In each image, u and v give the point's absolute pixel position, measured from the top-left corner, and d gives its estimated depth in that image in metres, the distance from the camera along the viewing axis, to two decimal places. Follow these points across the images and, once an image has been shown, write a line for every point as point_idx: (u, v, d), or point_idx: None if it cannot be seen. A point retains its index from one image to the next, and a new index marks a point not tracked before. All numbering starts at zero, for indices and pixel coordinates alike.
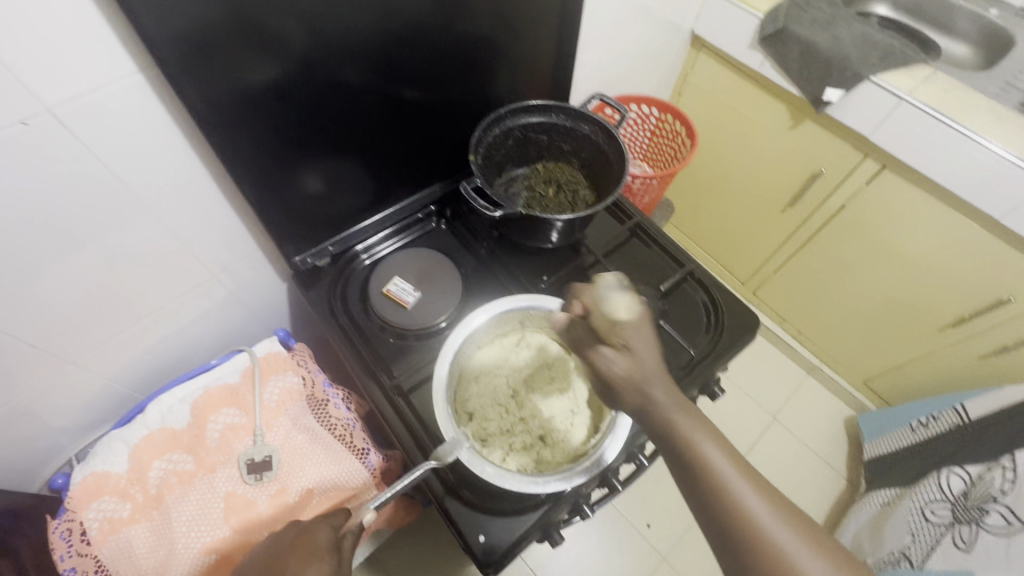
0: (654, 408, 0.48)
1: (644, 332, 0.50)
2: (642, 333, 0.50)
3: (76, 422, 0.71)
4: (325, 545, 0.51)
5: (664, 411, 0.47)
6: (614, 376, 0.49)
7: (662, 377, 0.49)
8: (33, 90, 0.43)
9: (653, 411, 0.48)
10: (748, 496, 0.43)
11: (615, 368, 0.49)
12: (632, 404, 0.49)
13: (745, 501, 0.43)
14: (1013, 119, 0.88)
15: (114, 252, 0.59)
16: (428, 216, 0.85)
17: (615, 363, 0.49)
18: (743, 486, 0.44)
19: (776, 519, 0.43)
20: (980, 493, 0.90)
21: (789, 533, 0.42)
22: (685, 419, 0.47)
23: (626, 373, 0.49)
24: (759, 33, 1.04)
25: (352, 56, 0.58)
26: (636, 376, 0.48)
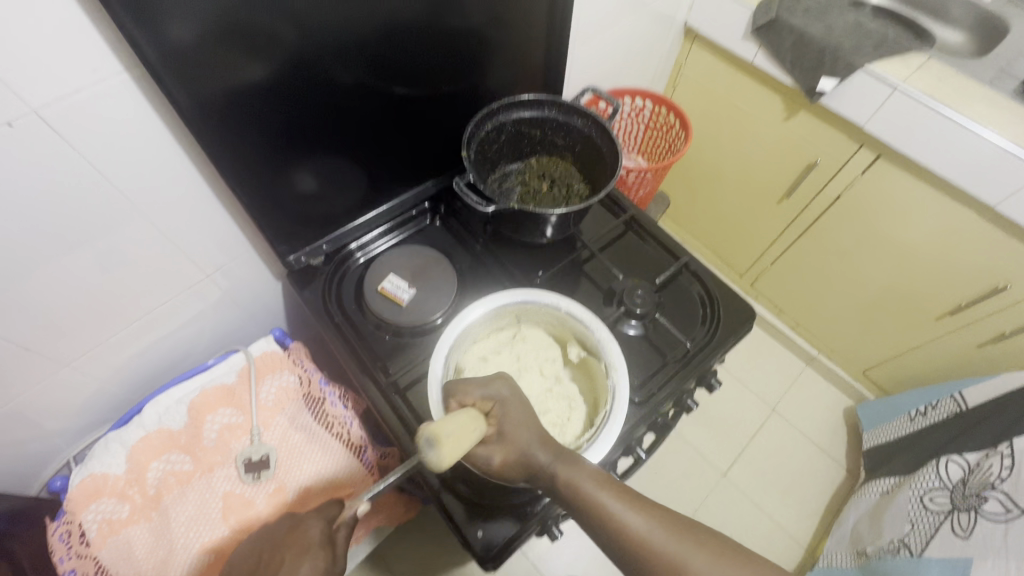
0: (540, 472, 0.51)
1: (511, 409, 0.53)
2: (514, 419, 0.53)
3: (72, 425, 0.71)
4: (318, 540, 0.52)
5: (548, 469, 0.51)
6: (494, 466, 0.52)
7: (539, 443, 0.52)
8: (17, 91, 0.43)
9: (540, 473, 0.51)
10: (631, 518, 0.47)
11: (491, 460, 0.52)
12: (524, 476, 0.52)
13: (627, 520, 0.47)
14: (1007, 106, 0.88)
15: (106, 253, 0.58)
16: (423, 213, 0.85)
17: (491, 455, 0.52)
18: (630, 510, 0.48)
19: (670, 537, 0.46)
20: (979, 480, 0.90)
21: (679, 544, 0.46)
22: (567, 468, 0.50)
23: (501, 463, 0.52)
24: (752, 24, 1.03)
25: (342, 54, 0.58)
26: (515, 456, 0.52)
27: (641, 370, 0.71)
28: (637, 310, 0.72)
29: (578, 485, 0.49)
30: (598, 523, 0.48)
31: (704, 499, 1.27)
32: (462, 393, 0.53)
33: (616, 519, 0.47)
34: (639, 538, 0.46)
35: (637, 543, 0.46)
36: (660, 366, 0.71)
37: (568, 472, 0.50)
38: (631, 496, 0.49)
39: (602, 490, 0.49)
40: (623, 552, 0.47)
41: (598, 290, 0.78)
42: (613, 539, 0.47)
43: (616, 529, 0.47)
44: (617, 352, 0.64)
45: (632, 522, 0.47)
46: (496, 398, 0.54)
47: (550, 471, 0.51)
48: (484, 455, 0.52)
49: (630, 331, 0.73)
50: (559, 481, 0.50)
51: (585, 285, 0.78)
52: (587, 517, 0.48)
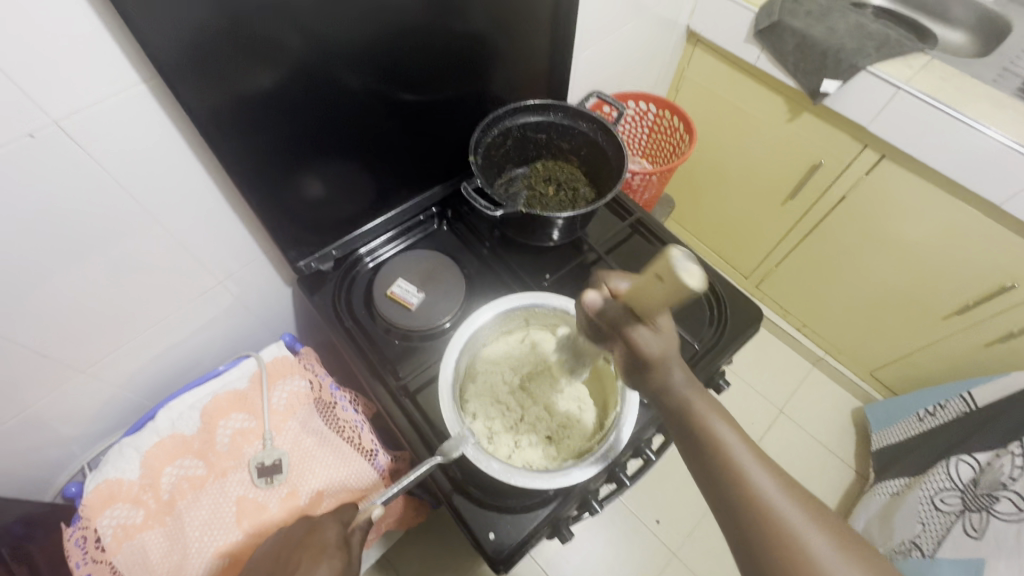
0: (670, 388, 0.51)
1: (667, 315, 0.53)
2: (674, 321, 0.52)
3: (87, 431, 0.71)
4: (334, 541, 0.52)
5: (678, 389, 0.50)
6: (651, 356, 0.50)
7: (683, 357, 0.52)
8: (39, 104, 0.44)
9: (671, 391, 0.51)
10: (762, 478, 0.44)
11: (651, 347, 0.50)
12: (653, 384, 0.51)
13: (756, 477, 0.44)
14: (1011, 105, 0.88)
15: (121, 261, 0.59)
16: (430, 218, 0.86)
17: (654, 344, 0.50)
18: (758, 470, 0.44)
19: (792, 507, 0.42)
20: (990, 480, 0.89)
21: (802, 518, 0.41)
22: (701, 399, 0.50)
23: (661, 352, 0.50)
24: (754, 27, 1.04)
25: (351, 63, 0.59)
26: (668, 354, 0.50)
27: None
28: None
29: (711, 428, 0.47)
30: (720, 472, 0.45)
31: None
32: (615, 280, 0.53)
33: (741, 472, 0.44)
34: (760, 497, 0.43)
35: (754, 503, 0.43)
36: None
37: (696, 399, 0.50)
38: (763, 460, 0.45)
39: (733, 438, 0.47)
40: (742, 513, 0.43)
41: None
42: (732, 494, 0.44)
43: (736, 483, 0.44)
44: None
45: (758, 478, 0.44)
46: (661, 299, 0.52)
47: (677, 391, 0.50)
48: (648, 338, 0.50)
49: None
50: (688, 402, 0.50)
51: None
52: (709, 464, 0.46)
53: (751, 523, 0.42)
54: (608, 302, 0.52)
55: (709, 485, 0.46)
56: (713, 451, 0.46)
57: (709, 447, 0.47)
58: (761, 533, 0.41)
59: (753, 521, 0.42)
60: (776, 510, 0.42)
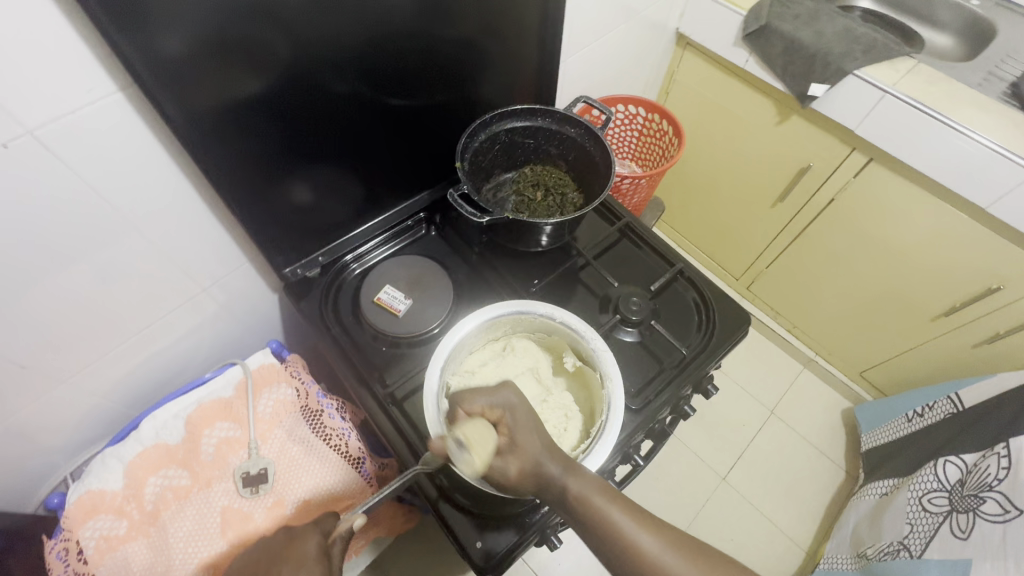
0: (549, 482, 0.50)
1: (522, 424, 0.51)
2: (523, 425, 0.51)
3: (69, 441, 0.70)
4: (314, 553, 0.52)
5: (557, 479, 0.50)
6: (511, 479, 0.49)
7: (548, 451, 0.51)
8: (12, 113, 0.43)
9: (550, 484, 0.50)
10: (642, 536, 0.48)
11: (506, 473, 0.49)
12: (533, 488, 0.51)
13: (643, 547, 0.48)
14: (995, 109, 0.89)
15: (102, 270, 0.59)
16: (418, 223, 0.85)
17: (507, 469, 0.49)
18: (643, 534, 0.48)
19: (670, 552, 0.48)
20: (976, 481, 0.90)
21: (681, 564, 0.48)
22: (576, 480, 0.50)
23: (518, 474, 0.49)
24: (742, 30, 1.04)
25: (336, 65, 0.58)
26: (528, 468, 0.49)
27: (638, 377, 0.71)
28: (633, 318, 0.73)
29: (598, 507, 0.49)
30: (618, 551, 0.48)
31: (704, 503, 1.27)
32: (467, 401, 0.51)
33: (634, 546, 0.48)
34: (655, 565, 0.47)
35: (653, 573, 0.47)
36: (656, 372, 0.72)
37: (579, 485, 0.49)
38: (642, 519, 0.50)
39: (624, 517, 0.49)
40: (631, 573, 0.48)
41: (594, 297, 0.78)
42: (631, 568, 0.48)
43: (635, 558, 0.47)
44: (611, 361, 0.64)
45: (640, 538, 0.48)
46: (505, 406, 0.51)
47: (558, 483, 0.49)
48: (497, 465, 0.49)
49: (626, 337, 0.74)
50: (577, 496, 0.49)
51: (581, 293, 0.78)
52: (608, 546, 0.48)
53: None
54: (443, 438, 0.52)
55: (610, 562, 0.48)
56: (610, 537, 0.48)
57: (609, 535, 0.48)
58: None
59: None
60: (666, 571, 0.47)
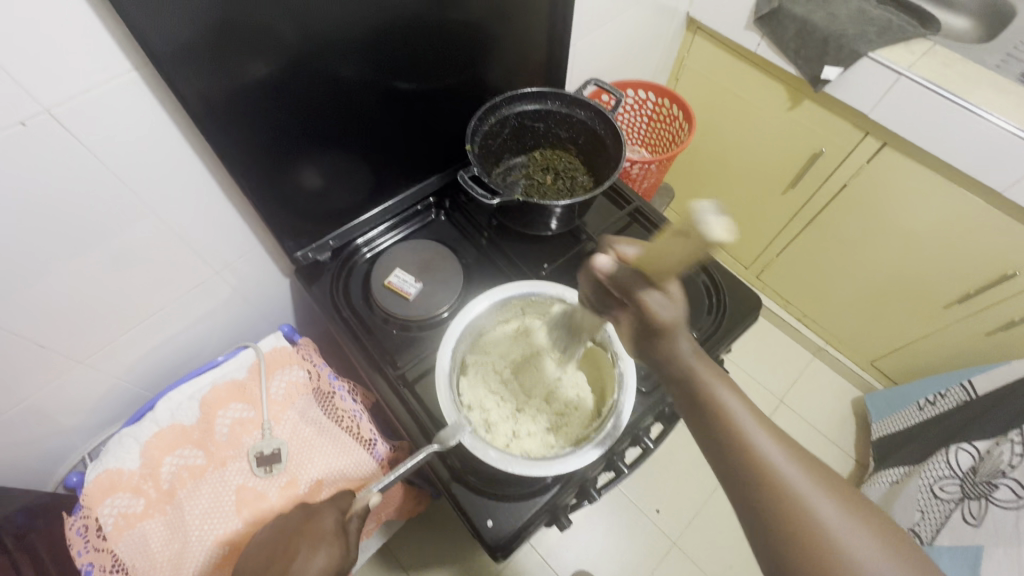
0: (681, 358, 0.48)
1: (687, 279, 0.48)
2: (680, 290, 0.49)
3: (87, 422, 0.72)
4: (331, 529, 0.53)
5: (684, 359, 0.48)
6: (660, 321, 0.46)
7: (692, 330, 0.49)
8: (29, 91, 0.43)
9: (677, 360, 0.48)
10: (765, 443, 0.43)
11: (661, 313, 0.46)
12: (658, 352, 0.49)
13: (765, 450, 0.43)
14: (1014, 91, 0.87)
15: (118, 252, 0.59)
16: (428, 208, 0.86)
17: (663, 312, 0.46)
18: (765, 439, 0.44)
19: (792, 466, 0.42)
20: (989, 468, 0.89)
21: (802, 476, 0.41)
22: (703, 367, 0.48)
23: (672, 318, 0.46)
24: (754, 13, 1.03)
25: (345, 53, 0.59)
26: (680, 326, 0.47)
27: None
28: None
29: (718, 398, 0.46)
30: (730, 448, 0.44)
31: None
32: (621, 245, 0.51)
33: (752, 449, 0.43)
34: (772, 471, 0.42)
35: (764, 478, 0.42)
36: None
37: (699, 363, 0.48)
38: (769, 428, 0.45)
39: (741, 410, 0.45)
40: (747, 479, 0.43)
41: None
42: (742, 466, 0.43)
43: (750, 458, 0.43)
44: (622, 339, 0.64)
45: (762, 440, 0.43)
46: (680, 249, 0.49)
47: (686, 360, 0.48)
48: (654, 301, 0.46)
49: None
50: (696, 373, 0.48)
51: None
52: (721, 441, 0.45)
53: (757, 498, 0.42)
54: (618, 267, 0.48)
55: (723, 463, 0.44)
56: (724, 423, 0.45)
57: (721, 420, 0.45)
58: (765, 506, 0.41)
59: (761, 491, 0.42)
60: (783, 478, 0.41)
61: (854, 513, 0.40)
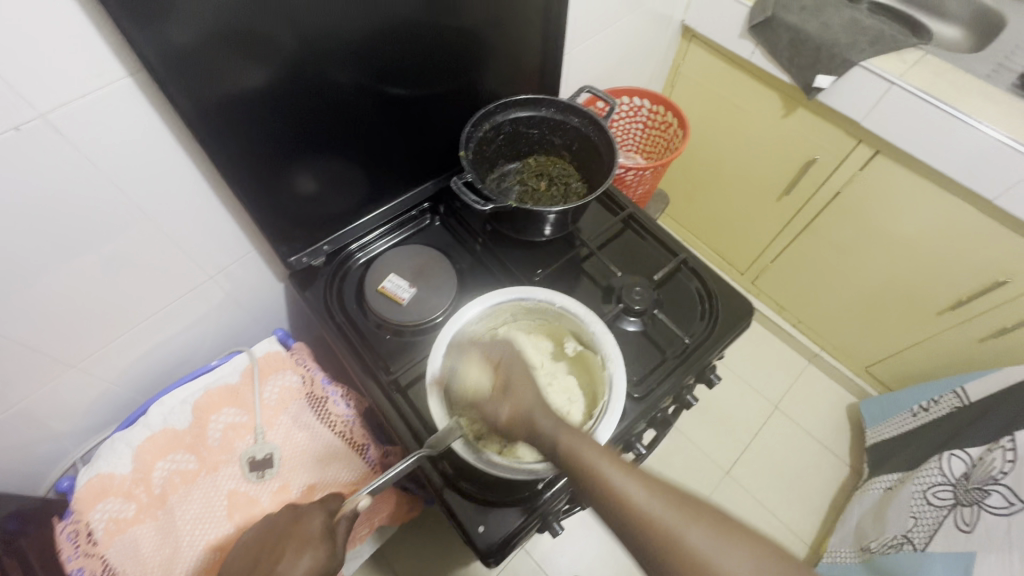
0: (540, 435, 0.52)
1: (515, 372, 0.57)
2: (517, 377, 0.56)
3: (80, 426, 0.72)
4: (318, 533, 0.52)
5: (548, 435, 0.51)
6: (501, 419, 0.54)
7: (543, 406, 0.54)
8: (23, 96, 0.44)
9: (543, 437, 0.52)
10: (634, 491, 0.45)
11: (497, 411, 0.55)
12: (523, 435, 0.54)
13: (635, 501, 0.45)
14: (1003, 100, 0.88)
15: (112, 256, 0.59)
16: (423, 213, 0.86)
17: (500, 409, 0.55)
18: (638, 490, 0.45)
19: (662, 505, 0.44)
20: (981, 475, 0.90)
21: (715, 544, 0.42)
22: (567, 437, 0.50)
23: (509, 416, 0.54)
24: (748, 22, 1.04)
25: (342, 58, 0.59)
26: (522, 414, 0.53)
27: (641, 367, 0.71)
28: (636, 307, 0.73)
29: (612, 483, 0.46)
30: (643, 536, 0.44)
31: (708, 497, 1.27)
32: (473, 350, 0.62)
33: (627, 503, 0.45)
34: (686, 550, 0.42)
35: (643, 523, 0.44)
36: (659, 362, 0.72)
37: (571, 438, 0.50)
38: (641, 475, 0.47)
39: (639, 491, 0.45)
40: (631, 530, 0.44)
41: (597, 288, 0.78)
42: (660, 552, 0.43)
43: (662, 544, 0.43)
44: (613, 344, 0.65)
45: (631, 491, 0.45)
46: (502, 352, 0.60)
47: (549, 436, 0.51)
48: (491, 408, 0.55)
49: (628, 327, 0.74)
50: (576, 452, 0.49)
51: (584, 284, 0.79)
52: (634, 531, 0.44)
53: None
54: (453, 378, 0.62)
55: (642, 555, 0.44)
56: (626, 513, 0.45)
57: (624, 509, 0.45)
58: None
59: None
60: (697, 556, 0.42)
61: (773, 569, 0.41)
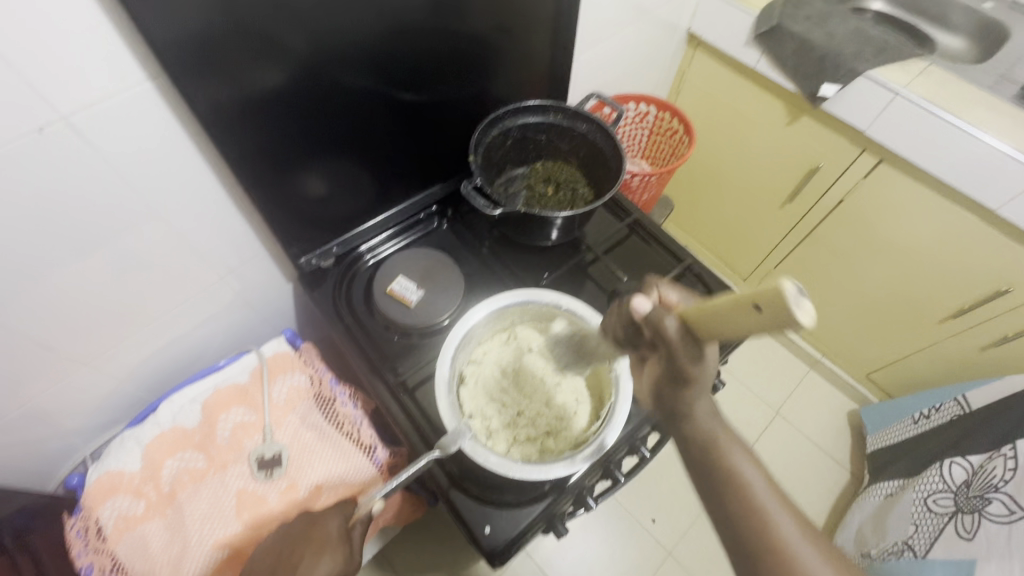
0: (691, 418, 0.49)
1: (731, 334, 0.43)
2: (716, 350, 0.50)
3: (90, 423, 0.72)
4: (336, 534, 0.53)
5: (702, 422, 0.49)
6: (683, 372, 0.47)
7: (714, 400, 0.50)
8: (47, 98, 0.44)
9: (695, 421, 0.49)
10: (782, 519, 0.44)
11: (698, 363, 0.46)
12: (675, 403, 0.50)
13: (786, 534, 0.43)
14: (1006, 112, 0.89)
15: (125, 256, 0.60)
16: (430, 216, 0.86)
17: (695, 363, 0.46)
18: (787, 520, 0.44)
19: (808, 546, 0.42)
20: (982, 482, 0.90)
21: (801, 537, 0.43)
22: (726, 436, 0.48)
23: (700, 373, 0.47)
24: (754, 31, 1.05)
25: (353, 63, 0.60)
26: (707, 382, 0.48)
27: None
28: None
29: (731, 459, 0.47)
30: (736, 511, 0.45)
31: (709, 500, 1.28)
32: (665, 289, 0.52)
33: (773, 530, 0.43)
34: (777, 533, 0.43)
35: (774, 549, 0.42)
36: None
37: (729, 443, 0.48)
38: (788, 506, 0.45)
39: (752, 475, 0.46)
40: (763, 555, 0.43)
41: (603, 292, 0.79)
42: (751, 527, 0.44)
43: (754, 520, 0.44)
44: None
45: (780, 520, 0.43)
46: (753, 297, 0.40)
47: (705, 427, 0.49)
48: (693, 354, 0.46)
49: None
50: (711, 433, 0.48)
51: (589, 288, 0.79)
52: (732, 503, 0.45)
53: (759, 556, 0.43)
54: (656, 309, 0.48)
55: (727, 523, 0.45)
56: (766, 539, 0.43)
57: (731, 483, 0.46)
58: (768, 566, 0.42)
59: (763, 553, 0.43)
60: (785, 542, 0.42)
61: None
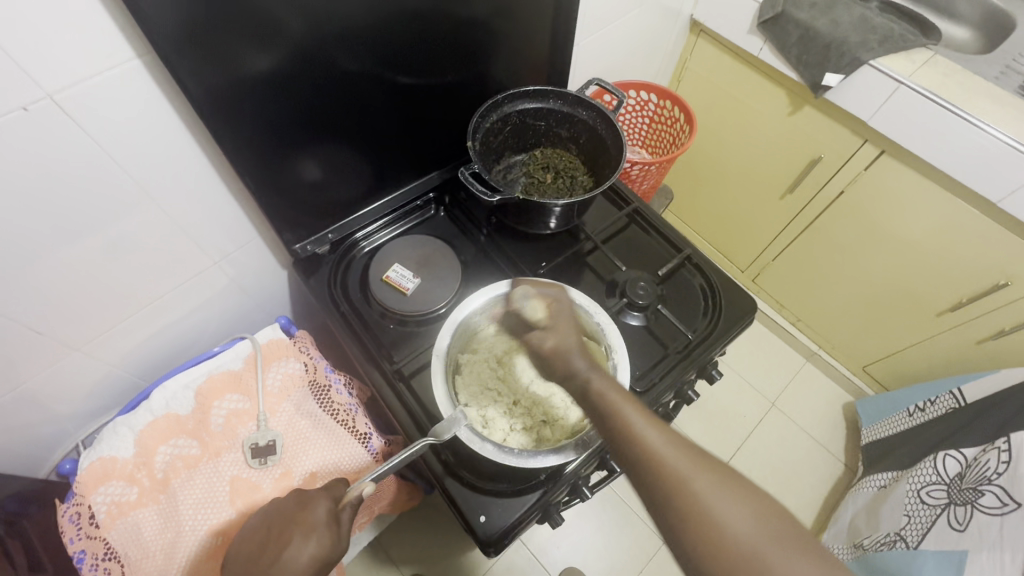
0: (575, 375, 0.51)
1: (563, 316, 0.58)
2: (563, 316, 0.58)
3: (82, 408, 0.72)
4: (323, 519, 0.53)
5: (582, 374, 0.51)
6: (544, 350, 0.55)
7: (580, 348, 0.54)
8: (32, 76, 0.43)
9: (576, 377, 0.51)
10: (649, 432, 0.44)
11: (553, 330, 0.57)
12: (559, 374, 0.53)
13: (654, 444, 0.43)
14: (1010, 102, 0.88)
15: (115, 239, 0.59)
16: (428, 203, 0.85)
17: (545, 340, 0.55)
18: (653, 432, 0.44)
19: (675, 451, 0.42)
20: (975, 474, 0.91)
21: (719, 492, 0.39)
22: (601, 379, 0.50)
23: (552, 347, 0.54)
24: (757, 17, 1.03)
25: (348, 43, 0.58)
26: (562, 347, 0.54)
27: (644, 361, 0.72)
28: (639, 302, 0.73)
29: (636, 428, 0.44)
30: (646, 475, 0.42)
31: None
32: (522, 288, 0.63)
33: (643, 442, 0.43)
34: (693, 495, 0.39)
35: (651, 462, 0.42)
36: (661, 357, 0.72)
37: (601, 382, 0.49)
38: (658, 422, 0.45)
39: (657, 437, 0.43)
40: (640, 470, 0.42)
41: (601, 282, 0.78)
42: (665, 495, 0.40)
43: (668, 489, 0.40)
44: (617, 334, 0.65)
45: (648, 433, 0.44)
46: (556, 301, 0.60)
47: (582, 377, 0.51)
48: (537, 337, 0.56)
49: (631, 322, 0.74)
50: (606, 397, 0.48)
51: (587, 277, 0.79)
52: (646, 477, 0.42)
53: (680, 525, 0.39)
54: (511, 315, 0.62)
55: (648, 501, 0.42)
56: (639, 453, 0.43)
57: (640, 452, 0.43)
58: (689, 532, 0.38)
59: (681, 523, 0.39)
60: (665, 464, 0.41)
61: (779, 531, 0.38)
